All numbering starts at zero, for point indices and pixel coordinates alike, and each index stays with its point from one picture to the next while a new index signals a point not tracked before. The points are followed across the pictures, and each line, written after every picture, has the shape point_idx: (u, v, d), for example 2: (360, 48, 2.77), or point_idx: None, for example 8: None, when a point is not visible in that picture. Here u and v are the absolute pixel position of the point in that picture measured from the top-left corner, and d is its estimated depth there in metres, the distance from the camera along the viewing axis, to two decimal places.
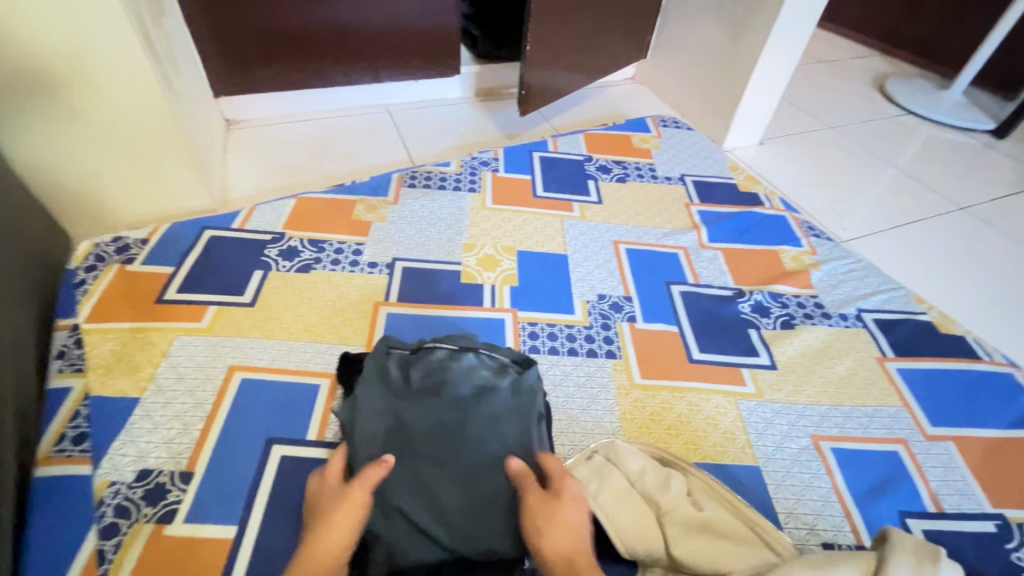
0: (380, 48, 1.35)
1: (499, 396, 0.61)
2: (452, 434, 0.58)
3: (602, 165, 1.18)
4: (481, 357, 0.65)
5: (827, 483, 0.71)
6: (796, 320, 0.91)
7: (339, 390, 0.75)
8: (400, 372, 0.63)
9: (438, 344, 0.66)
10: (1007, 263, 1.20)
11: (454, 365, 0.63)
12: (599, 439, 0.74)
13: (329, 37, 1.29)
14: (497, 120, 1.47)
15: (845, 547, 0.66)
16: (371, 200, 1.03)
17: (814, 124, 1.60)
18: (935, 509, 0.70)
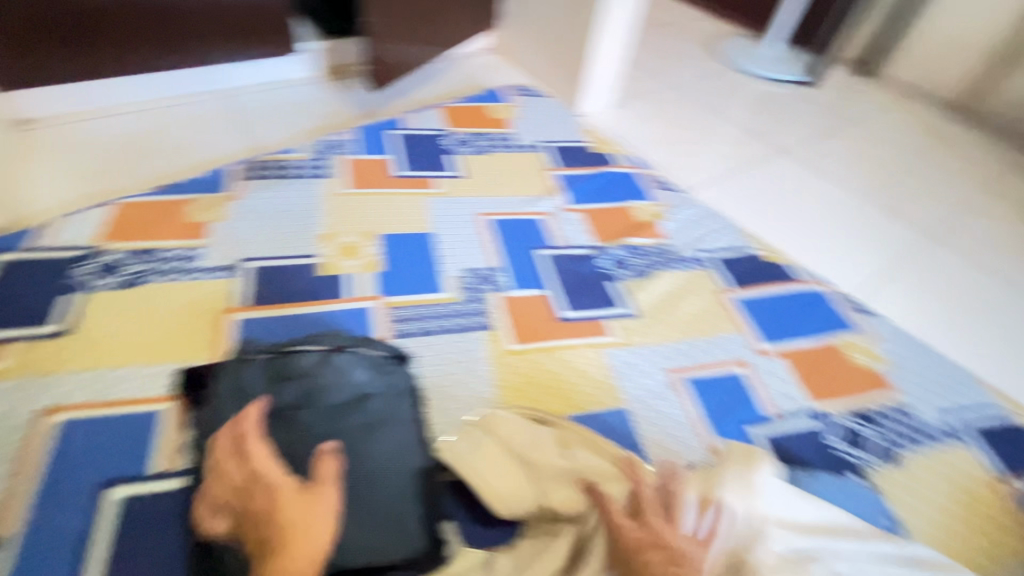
0: (202, 26, 1.22)
1: (373, 399, 0.63)
2: (328, 440, 0.58)
3: (461, 139, 1.19)
4: (355, 361, 0.65)
5: (685, 411, 0.79)
6: (651, 267, 0.99)
7: (186, 414, 0.68)
8: (267, 387, 0.62)
9: (306, 351, 0.65)
10: (820, 194, 1.39)
11: (324, 372, 0.63)
12: (478, 411, 0.74)
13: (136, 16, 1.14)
14: (351, 99, 1.39)
15: (700, 465, 0.74)
16: (206, 198, 0.94)
17: (660, 84, 1.72)
18: (772, 415, 0.80)
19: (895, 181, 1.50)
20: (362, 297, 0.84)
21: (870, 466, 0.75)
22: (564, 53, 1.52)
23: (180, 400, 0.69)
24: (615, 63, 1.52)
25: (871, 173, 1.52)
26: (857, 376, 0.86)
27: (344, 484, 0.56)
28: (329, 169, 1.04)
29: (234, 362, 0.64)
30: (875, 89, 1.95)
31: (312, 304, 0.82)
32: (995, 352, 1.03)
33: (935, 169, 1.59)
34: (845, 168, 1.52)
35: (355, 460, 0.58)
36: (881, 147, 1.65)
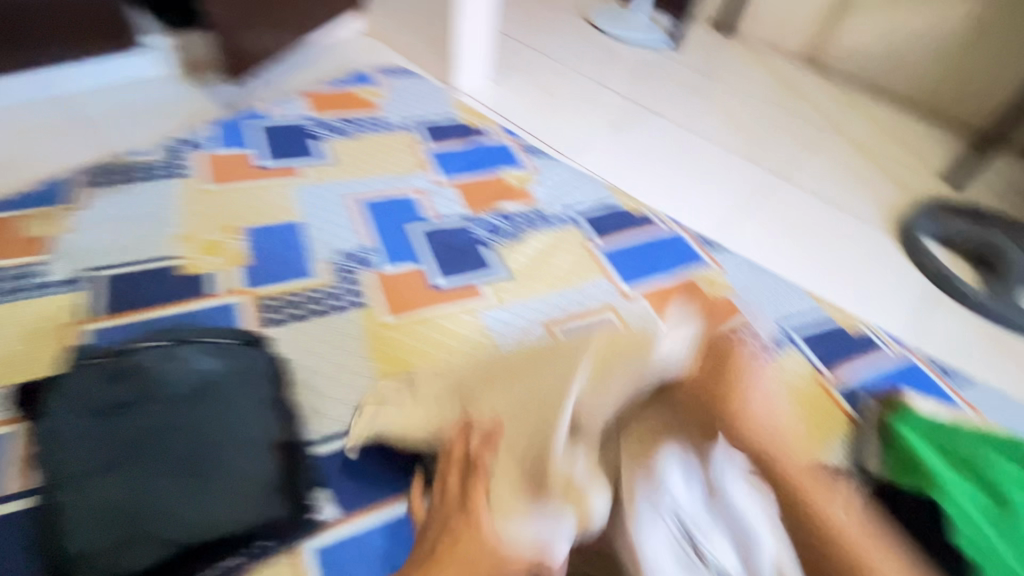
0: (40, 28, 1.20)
1: (217, 383, 0.68)
2: (172, 428, 0.63)
3: (328, 124, 1.17)
4: (198, 354, 0.70)
5: None
6: (524, 230, 1.04)
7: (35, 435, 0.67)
8: (108, 389, 0.66)
9: (148, 351, 0.70)
10: (687, 147, 1.50)
11: (165, 368, 0.68)
12: (355, 386, 0.76)
13: None
14: (213, 94, 1.35)
15: None
16: (46, 210, 0.88)
17: (536, 56, 1.78)
18: None
19: (751, 128, 1.65)
20: (228, 292, 0.83)
21: None
22: (435, 30, 1.53)
23: (30, 420, 0.67)
24: (485, 37, 1.55)
25: (731, 123, 1.66)
26: None
27: (201, 459, 0.62)
28: (186, 167, 1.00)
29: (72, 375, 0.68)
30: (735, 46, 2.12)
31: (174, 305, 0.80)
32: (829, 269, 1.18)
33: (786, 114, 1.76)
34: (708, 120, 1.65)
35: (203, 441, 0.63)
36: (739, 99, 1.80)
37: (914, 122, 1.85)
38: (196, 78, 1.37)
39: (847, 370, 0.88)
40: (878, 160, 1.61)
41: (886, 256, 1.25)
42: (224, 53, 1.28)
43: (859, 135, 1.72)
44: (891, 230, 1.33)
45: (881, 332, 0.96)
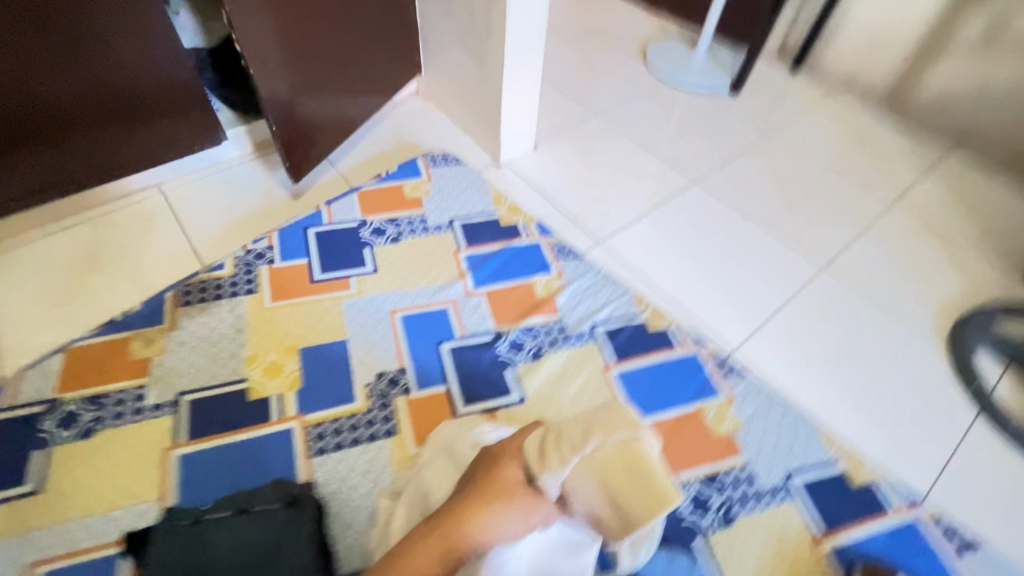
0: (150, 114, 1.32)
1: (270, 551, 0.76)
2: None
3: (377, 228, 1.28)
4: (256, 515, 0.80)
5: None
6: (544, 349, 1.12)
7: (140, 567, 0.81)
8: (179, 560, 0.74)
9: (217, 514, 0.80)
10: (728, 228, 1.48)
11: (224, 540, 0.76)
12: (359, 516, 0.90)
13: (84, 111, 1.24)
14: (279, 177, 1.49)
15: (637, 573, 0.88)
16: (147, 332, 1.07)
17: (582, 115, 1.77)
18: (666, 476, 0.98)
19: (803, 202, 1.57)
20: (285, 418, 0.98)
21: (709, 529, 0.92)
22: (479, 105, 1.56)
23: (122, 542, 0.83)
24: (531, 110, 1.54)
25: (783, 192, 1.59)
26: (713, 444, 1.01)
27: None
28: (255, 283, 1.16)
29: (161, 533, 0.77)
30: (805, 86, 1.94)
31: (239, 432, 0.96)
32: (855, 395, 1.17)
33: (846, 180, 1.64)
34: (757, 194, 1.58)
35: None
36: (797, 160, 1.68)
37: (1002, 186, 1.67)
38: (264, 159, 1.51)
39: (845, 529, 0.93)
40: (945, 245, 1.49)
41: (926, 378, 1.21)
42: (288, 130, 1.35)
43: (930, 208, 1.58)
44: (941, 340, 1.28)
45: (891, 483, 0.98)
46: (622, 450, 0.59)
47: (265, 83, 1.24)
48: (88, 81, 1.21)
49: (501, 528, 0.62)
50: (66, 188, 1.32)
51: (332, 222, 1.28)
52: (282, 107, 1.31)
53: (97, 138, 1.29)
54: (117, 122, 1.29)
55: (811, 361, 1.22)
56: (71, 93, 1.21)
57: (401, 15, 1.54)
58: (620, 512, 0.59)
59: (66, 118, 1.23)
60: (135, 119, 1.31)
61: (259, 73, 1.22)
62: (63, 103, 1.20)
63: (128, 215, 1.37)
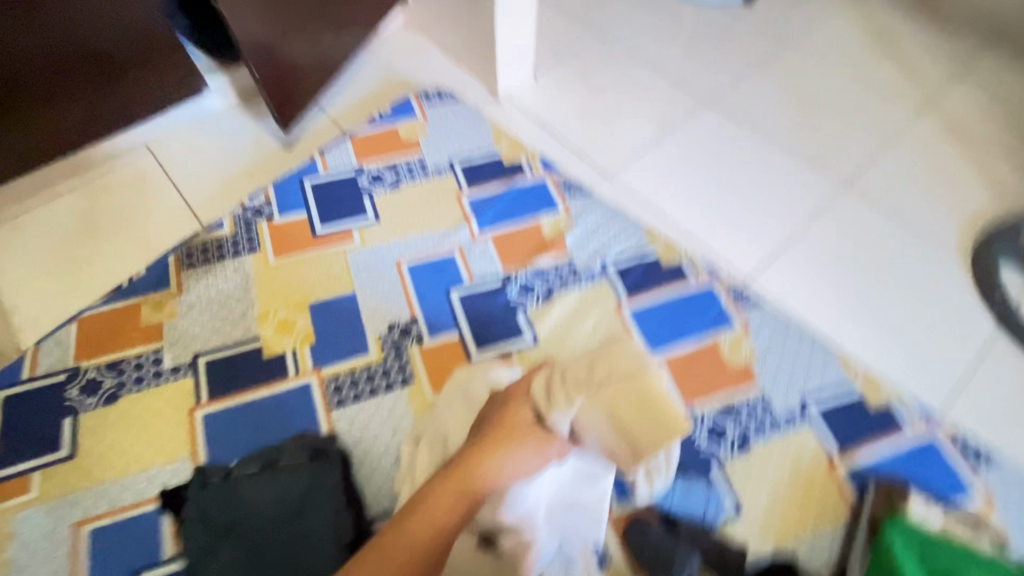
0: (125, 67, 1.24)
1: (298, 496, 0.82)
2: (263, 544, 0.79)
3: (375, 175, 1.23)
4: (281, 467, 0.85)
5: None
6: (555, 289, 1.10)
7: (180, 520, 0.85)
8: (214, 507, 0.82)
9: (244, 468, 0.85)
10: (742, 151, 1.40)
11: (252, 492, 0.83)
12: (384, 461, 0.93)
13: (57, 71, 1.16)
14: (268, 126, 1.42)
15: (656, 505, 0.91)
16: (155, 297, 1.06)
17: (583, 35, 1.64)
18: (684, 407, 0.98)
19: (822, 117, 1.47)
20: (302, 373, 0.99)
21: (725, 456, 0.94)
22: (472, 33, 1.45)
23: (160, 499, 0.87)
24: (528, 34, 1.43)
25: (801, 108, 1.49)
26: (729, 374, 1.01)
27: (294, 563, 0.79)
28: (256, 240, 1.13)
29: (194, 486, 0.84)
30: None
31: (259, 389, 0.98)
32: (874, 318, 1.15)
33: (869, 90, 1.53)
34: (773, 112, 1.48)
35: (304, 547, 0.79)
36: (816, 71, 1.56)
37: None
38: (251, 106, 1.44)
39: (859, 450, 0.95)
40: (974, 153, 1.41)
41: (948, 296, 1.18)
42: (270, 76, 1.27)
43: (960, 115, 1.48)
44: (965, 255, 1.24)
45: (908, 404, 0.99)
46: (630, 385, 0.58)
47: (235, 24, 1.16)
48: (56, 37, 1.12)
49: (512, 464, 0.63)
50: (53, 155, 1.27)
51: (328, 171, 1.23)
52: (260, 51, 1.22)
53: (76, 98, 1.22)
54: (93, 78, 1.22)
55: (830, 285, 1.19)
56: (41, 52, 1.12)
57: None
58: (628, 438, 0.58)
59: (41, 82, 1.15)
60: (111, 73, 1.23)
61: (226, 12, 1.14)
62: (34, 66, 1.13)
63: (120, 178, 1.33)
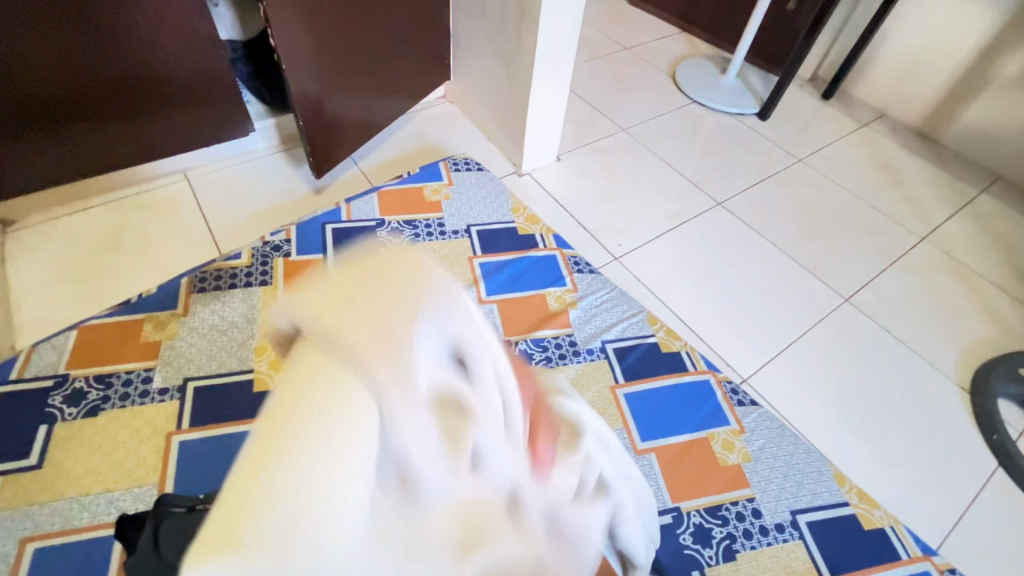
0: (181, 100, 1.34)
1: None
2: None
3: (394, 228, 1.28)
4: None
5: None
6: (553, 362, 1.10)
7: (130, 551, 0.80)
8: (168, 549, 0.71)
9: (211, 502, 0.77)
10: (747, 253, 1.45)
11: None
12: None
13: (117, 96, 1.25)
14: (302, 172, 1.50)
15: None
16: (160, 316, 1.07)
17: (608, 129, 1.76)
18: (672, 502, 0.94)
19: (827, 231, 1.53)
20: None
21: (709, 561, 0.89)
22: (504, 113, 1.56)
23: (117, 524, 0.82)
24: (556, 122, 1.54)
25: (807, 220, 1.56)
26: (720, 473, 0.98)
27: None
28: (269, 275, 1.16)
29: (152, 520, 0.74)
30: (837, 115, 1.90)
31: (242, 423, 0.96)
32: (870, 435, 1.14)
33: (873, 212, 1.60)
34: (781, 220, 1.55)
35: None
36: (823, 189, 1.65)
37: None
38: (290, 152, 1.54)
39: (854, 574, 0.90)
40: (972, 285, 1.45)
41: (945, 423, 1.17)
42: (314, 128, 1.35)
43: (961, 247, 1.54)
44: (964, 384, 1.24)
45: (905, 531, 0.95)
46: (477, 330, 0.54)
47: (294, 80, 1.24)
48: (119, 64, 1.21)
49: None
50: (99, 172, 1.34)
51: (350, 220, 1.28)
52: (310, 104, 1.31)
53: (129, 122, 1.31)
54: (149, 108, 1.31)
55: (827, 395, 1.19)
56: (108, 77, 1.22)
57: (433, 20, 1.55)
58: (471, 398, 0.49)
59: (100, 103, 1.24)
60: (166, 104, 1.33)
61: (290, 69, 1.23)
62: (98, 88, 1.22)
63: (153, 199, 1.39)
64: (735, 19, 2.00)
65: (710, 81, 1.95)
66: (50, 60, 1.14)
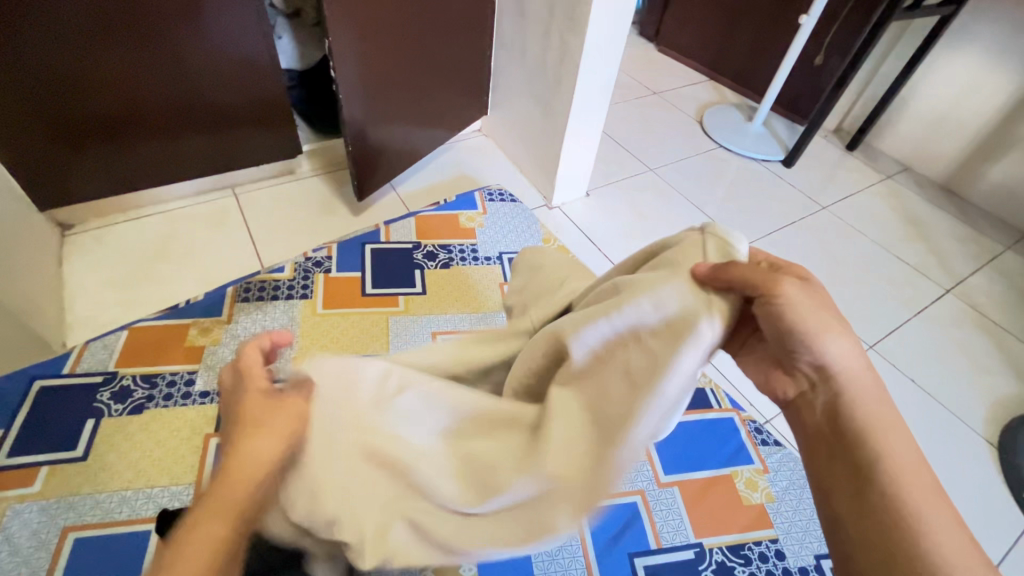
0: (237, 122, 1.43)
1: None
2: None
3: (430, 251, 1.33)
4: None
5: (642, 521, 0.95)
6: None
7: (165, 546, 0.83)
8: None
9: None
10: None
11: None
12: None
13: (180, 115, 1.34)
14: (343, 194, 1.57)
15: None
16: (205, 322, 1.12)
17: (636, 168, 1.82)
18: (694, 538, 0.94)
19: (852, 279, 1.55)
20: None
21: None
22: (538, 149, 1.63)
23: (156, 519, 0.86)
24: (588, 159, 1.60)
25: (831, 267, 1.58)
26: (743, 512, 0.98)
27: None
28: (309, 289, 1.21)
29: None
30: (861, 166, 1.94)
31: None
32: None
33: (898, 263, 1.62)
34: (805, 265, 1.57)
35: None
36: (848, 237, 1.67)
37: None
38: (333, 174, 1.62)
39: None
40: (999, 340, 1.45)
41: (970, 478, 1.15)
42: (360, 153, 1.43)
43: (987, 302, 1.54)
44: (992, 440, 1.22)
45: None
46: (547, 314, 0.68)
47: (346, 107, 1.32)
48: (187, 86, 1.31)
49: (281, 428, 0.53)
50: (154, 184, 1.43)
51: (388, 241, 1.34)
52: (357, 130, 1.39)
53: (188, 139, 1.39)
54: (208, 127, 1.40)
55: None
56: (171, 102, 1.31)
57: (475, 58, 1.64)
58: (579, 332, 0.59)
59: (164, 120, 1.33)
60: (224, 125, 1.41)
61: (343, 97, 1.31)
62: (166, 107, 1.31)
63: (203, 211, 1.47)
64: (764, 70, 2.07)
65: (736, 128, 2.01)
66: (126, 80, 1.23)
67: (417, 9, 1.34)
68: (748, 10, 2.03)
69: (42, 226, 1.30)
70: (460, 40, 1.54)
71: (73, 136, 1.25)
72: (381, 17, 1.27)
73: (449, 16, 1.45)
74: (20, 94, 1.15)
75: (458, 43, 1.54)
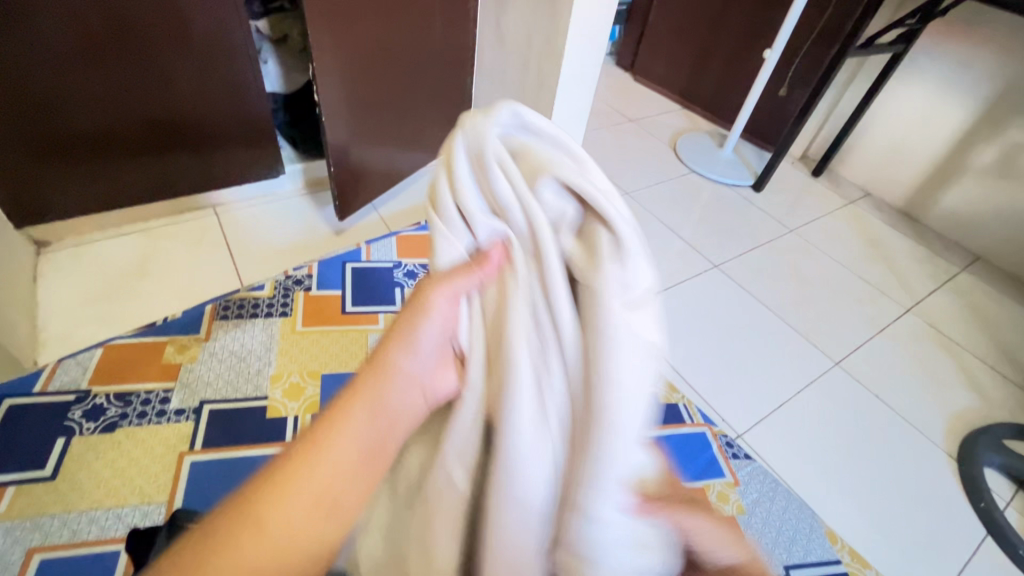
0: (221, 141, 1.45)
1: None
2: None
3: (410, 270, 1.36)
4: None
5: None
6: None
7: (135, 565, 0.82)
8: None
9: None
10: (741, 314, 1.52)
11: None
12: None
13: (163, 133, 1.36)
14: (325, 214, 1.59)
15: None
16: (182, 339, 1.12)
17: None
18: None
19: (819, 298, 1.61)
20: None
21: None
22: None
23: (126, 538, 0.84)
24: None
25: (798, 287, 1.64)
26: None
27: None
28: (289, 307, 1.22)
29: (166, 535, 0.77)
30: (826, 191, 2.04)
31: (252, 447, 0.98)
32: (861, 497, 1.16)
33: (862, 283, 1.69)
34: (774, 285, 1.64)
35: None
36: (814, 258, 1.75)
37: (1014, 305, 1.71)
38: (316, 194, 1.65)
39: None
40: (956, 357, 1.52)
41: (932, 490, 1.20)
42: (342, 173, 1.45)
43: (944, 320, 1.62)
44: (952, 452, 1.28)
45: None
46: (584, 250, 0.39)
47: (329, 129, 1.35)
48: (171, 105, 1.33)
49: (426, 348, 0.46)
50: (134, 201, 1.43)
51: (369, 260, 1.36)
52: (339, 151, 1.41)
53: (169, 157, 1.41)
54: (191, 146, 1.42)
55: (818, 454, 1.22)
56: (156, 121, 1.33)
57: (457, 84, 1.69)
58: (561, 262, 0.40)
59: (147, 139, 1.35)
60: (208, 144, 1.44)
61: (327, 119, 1.34)
62: (149, 125, 1.33)
63: (182, 230, 1.48)
64: (733, 100, 2.18)
65: (708, 154, 2.10)
66: (109, 98, 1.25)
67: (399, 35, 1.39)
68: (717, 44, 2.14)
69: (17, 244, 1.30)
70: (441, 67, 1.60)
71: (52, 153, 1.25)
72: (364, 43, 1.32)
73: (431, 45, 1.51)
74: (8, 114, 1.16)
75: (439, 68, 1.59)
